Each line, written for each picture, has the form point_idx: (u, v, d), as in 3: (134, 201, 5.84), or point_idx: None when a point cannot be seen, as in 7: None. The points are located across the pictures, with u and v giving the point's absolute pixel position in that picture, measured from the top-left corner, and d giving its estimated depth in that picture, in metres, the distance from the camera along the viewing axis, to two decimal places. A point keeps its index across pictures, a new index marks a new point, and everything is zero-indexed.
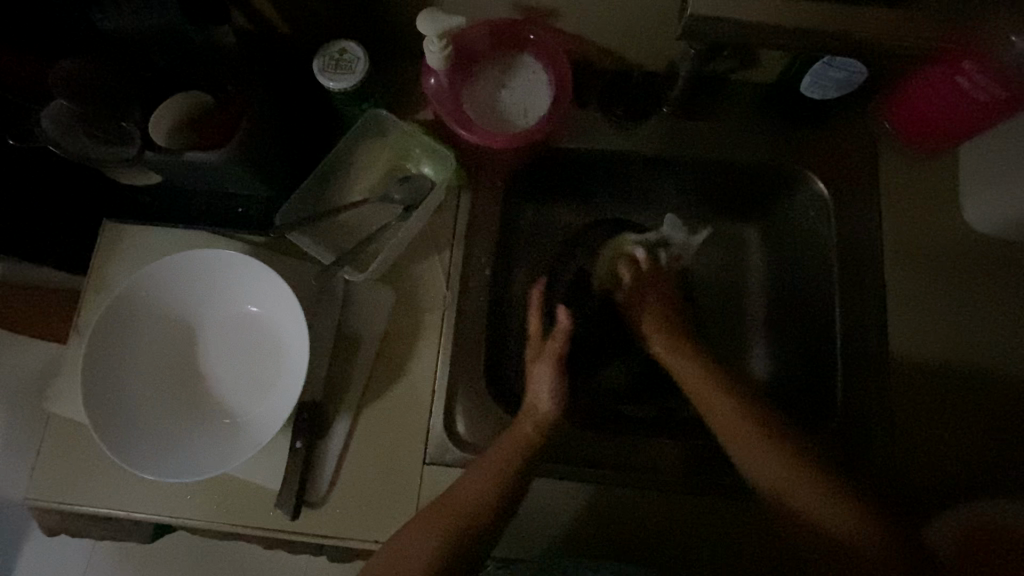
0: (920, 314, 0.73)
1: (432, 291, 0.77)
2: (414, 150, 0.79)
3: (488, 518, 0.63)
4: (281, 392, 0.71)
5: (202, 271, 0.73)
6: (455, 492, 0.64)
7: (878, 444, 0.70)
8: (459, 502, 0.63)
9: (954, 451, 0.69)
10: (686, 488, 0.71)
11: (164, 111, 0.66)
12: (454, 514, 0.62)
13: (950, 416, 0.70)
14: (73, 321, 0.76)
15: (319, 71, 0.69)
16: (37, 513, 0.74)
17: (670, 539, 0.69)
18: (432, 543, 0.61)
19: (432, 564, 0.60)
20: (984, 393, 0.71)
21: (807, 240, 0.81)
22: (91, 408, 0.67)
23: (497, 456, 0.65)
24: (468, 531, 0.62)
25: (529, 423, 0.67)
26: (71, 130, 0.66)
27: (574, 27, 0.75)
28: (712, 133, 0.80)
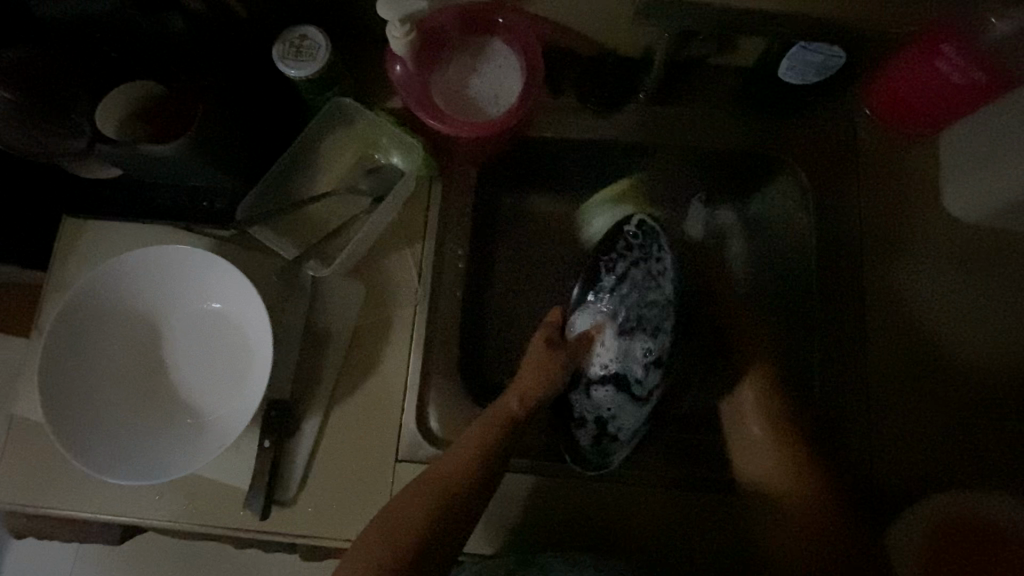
0: (895, 309, 0.73)
1: (404, 286, 0.75)
2: (382, 140, 0.77)
3: (474, 485, 0.63)
4: (247, 390, 0.69)
5: (163, 268, 0.71)
6: (443, 460, 0.65)
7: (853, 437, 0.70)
8: (446, 467, 0.64)
9: (926, 440, 0.69)
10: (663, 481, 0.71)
11: (114, 102, 0.64)
12: (440, 477, 0.63)
13: (920, 406, 0.70)
14: (33, 319, 0.74)
15: (279, 59, 0.67)
16: (2, 516, 0.73)
17: (641, 531, 0.70)
18: (425, 506, 0.61)
19: (424, 525, 0.60)
20: (958, 382, 0.70)
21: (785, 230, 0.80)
22: (48, 410, 0.66)
23: (482, 427, 0.66)
24: (453, 495, 0.62)
25: (512, 397, 0.70)
26: (26, 130, 0.66)
27: (548, 12, 0.73)
28: (689, 121, 0.79)
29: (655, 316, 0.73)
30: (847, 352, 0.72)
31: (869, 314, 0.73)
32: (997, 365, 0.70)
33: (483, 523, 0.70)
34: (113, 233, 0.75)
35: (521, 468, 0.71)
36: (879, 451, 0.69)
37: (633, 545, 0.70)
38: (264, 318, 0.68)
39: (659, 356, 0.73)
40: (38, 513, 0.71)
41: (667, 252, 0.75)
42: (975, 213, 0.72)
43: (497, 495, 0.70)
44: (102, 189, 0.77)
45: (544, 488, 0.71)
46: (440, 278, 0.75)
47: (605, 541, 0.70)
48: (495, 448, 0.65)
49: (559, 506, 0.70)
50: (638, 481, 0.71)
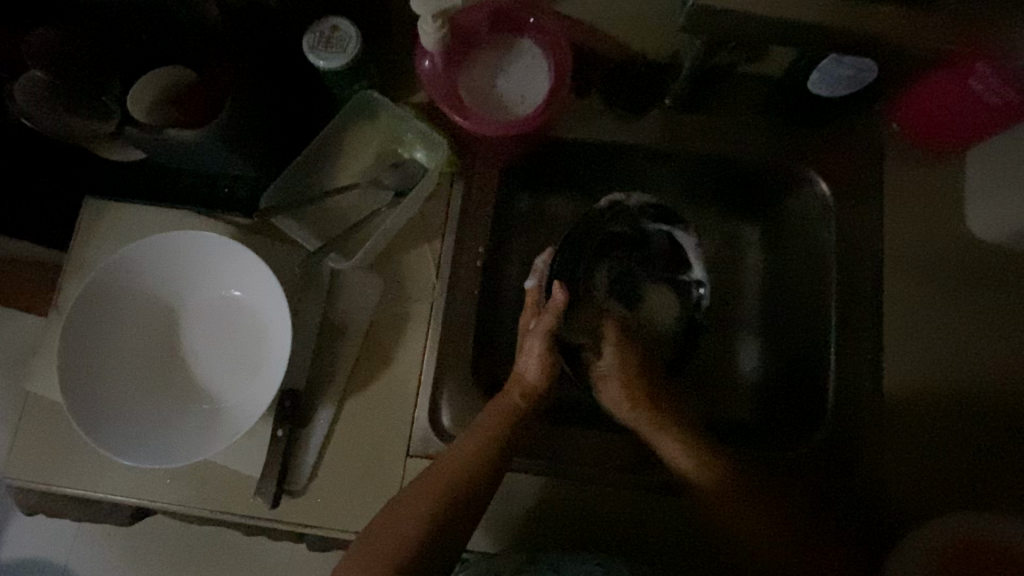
0: (917, 327, 0.71)
1: (422, 281, 0.75)
2: (406, 135, 0.76)
3: (473, 487, 0.64)
4: (263, 379, 0.70)
5: (185, 252, 0.71)
6: (447, 456, 0.66)
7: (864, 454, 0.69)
8: (448, 465, 0.65)
9: (941, 461, 0.68)
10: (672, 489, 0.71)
11: (147, 85, 0.63)
12: (440, 479, 0.64)
13: (936, 428, 0.69)
14: (52, 298, 0.74)
15: (308, 49, 0.67)
16: (14, 493, 0.73)
17: (649, 538, 0.70)
18: (423, 509, 0.62)
19: (424, 533, 0.61)
20: (976, 405, 0.70)
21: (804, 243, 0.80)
22: (66, 389, 0.66)
23: (484, 423, 0.67)
24: (455, 496, 0.63)
25: (514, 390, 0.70)
26: (41, 100, 0.63)
27: (578, 12, 0.72)
28: (713, 127, 0.78)
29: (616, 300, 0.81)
30: (860, 367, 0.72)
31: (886, 329, 0.72)
32: (1017, 389, 0.70)
33: (496, 518, 0.71)
34: (133, 216, 0.75)
35: (530, 468, 0.71)
36: (893, 466, 0.69)
37: (640, 551, 0.70)
38: (282, 306, 0.68)
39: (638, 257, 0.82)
40: (50, 491, 0.72)
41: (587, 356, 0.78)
42: (1000, 235, 0.72)
43: (505, 494, 0.71)
44: (128, 172, 0.77)
45: (552, 489, 0.71)
46: (457, 275, 0.75)
47: (612, 546, 0.70)
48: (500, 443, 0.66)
49: (570, 503, 0.71)
50: (646, 486, 0.71)
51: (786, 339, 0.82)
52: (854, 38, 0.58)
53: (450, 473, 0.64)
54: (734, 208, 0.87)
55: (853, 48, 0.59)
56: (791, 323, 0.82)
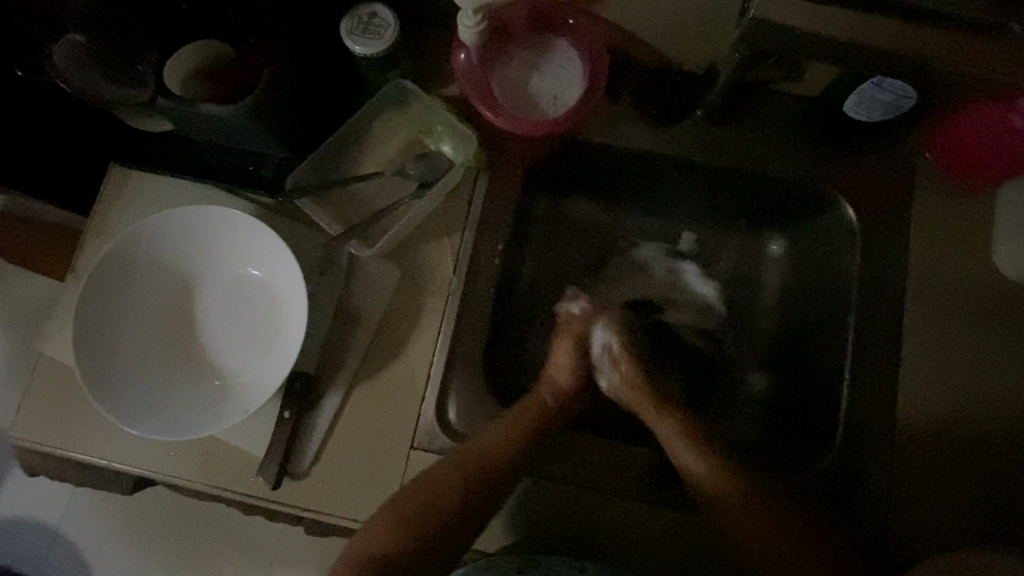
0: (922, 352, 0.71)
1: (440, 274, 0.75)
2: (435, 127, 0.77)
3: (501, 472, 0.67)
4: (276, 359, 0.70)
5: (207, 227, 0.71)
6: (473, 442, 0.68)
7: (873, 484, 0.68)
8: (477, 451, 0.67)
9: (951, 498, 0.68)
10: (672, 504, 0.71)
11: (185, 58, 0.64)
12: (469, 461, 0.67)
13: (947, 465, 0.68)
14: (73, 262, 0.75)
15: (346, 33, 0.66)
16: (19, 454, 0.74)
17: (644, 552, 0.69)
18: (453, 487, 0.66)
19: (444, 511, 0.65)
20: (990, 445, 0.69)
21: (826, 266, 0.80)
22: (81, 354, 0.66)
23: (514, 417, 0.70)
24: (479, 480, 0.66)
25: (543, 393, 0.73)
26: (83, 66, 0.60)
27: (617, 15, 0.72)
28: (744, 142, 0.78)
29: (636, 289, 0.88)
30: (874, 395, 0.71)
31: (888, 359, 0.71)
32: None
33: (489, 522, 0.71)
34: (157, 188, 0.75)
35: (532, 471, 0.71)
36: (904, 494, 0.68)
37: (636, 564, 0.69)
38: (300, 288, 0.68)
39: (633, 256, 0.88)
40: (55, 454, 0.72)
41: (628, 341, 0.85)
42: None
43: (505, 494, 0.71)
44: (155, 142, 0.78)
45: (552, 493, 0.71)
46: (474, 272, 0.75)
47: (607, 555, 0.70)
48: (528, 436, 0.68)
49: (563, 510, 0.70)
50: (646, 498, 0.71)
51: (800, 363, 0.81)
52: (902, 64, 0.57)
53: (475, 459, 0.67)
54: (755, 224, 0.87)
55: (899, 74, 0.58)
56: (806, 346, 0.81)
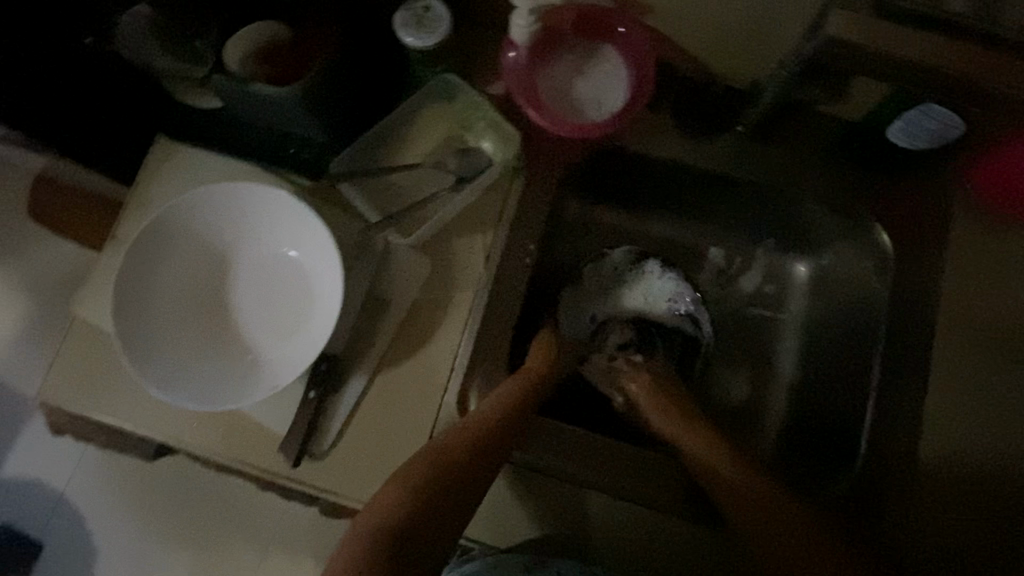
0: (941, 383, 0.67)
1: (470, 269, 0.76)
2: (476, 123, 0.76)
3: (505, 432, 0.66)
4: (305, 340, 0.71)
5: (247, 205, 0.72)
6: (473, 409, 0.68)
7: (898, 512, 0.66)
8: (479, 416, 0.67)
9: None
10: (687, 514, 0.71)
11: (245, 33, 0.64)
12: (473, 424, 0.66)
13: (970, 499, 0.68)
14: (114, 230, 0.77)
15: (400, 24, 0.67)
16: (45, 412, 0.75)
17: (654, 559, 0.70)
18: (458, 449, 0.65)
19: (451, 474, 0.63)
20: None
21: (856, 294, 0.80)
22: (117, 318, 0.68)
23: (512, 384, 0.70)
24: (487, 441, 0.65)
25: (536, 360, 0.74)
26: (144, 34, 0.66)
27: (666, 25, 0.72)
28: (782, 161, 0.78)
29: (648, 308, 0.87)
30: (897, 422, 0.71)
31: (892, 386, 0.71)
32: None
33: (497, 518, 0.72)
34: (200, 162, 0.77)
35: (549, 470, 0.72)
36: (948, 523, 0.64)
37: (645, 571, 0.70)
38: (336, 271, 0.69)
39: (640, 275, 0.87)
40: (82, 416, 0.74)
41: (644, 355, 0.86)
42: None
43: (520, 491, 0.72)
44: (200, 119, 0.79)
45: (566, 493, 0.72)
46: (505, 267, 0.75)
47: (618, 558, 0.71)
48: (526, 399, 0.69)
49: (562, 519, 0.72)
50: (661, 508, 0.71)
51: (822, 387, 0.81)
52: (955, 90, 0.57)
53: (480, 422, 0.66)
54: (786, 243, 0.86)
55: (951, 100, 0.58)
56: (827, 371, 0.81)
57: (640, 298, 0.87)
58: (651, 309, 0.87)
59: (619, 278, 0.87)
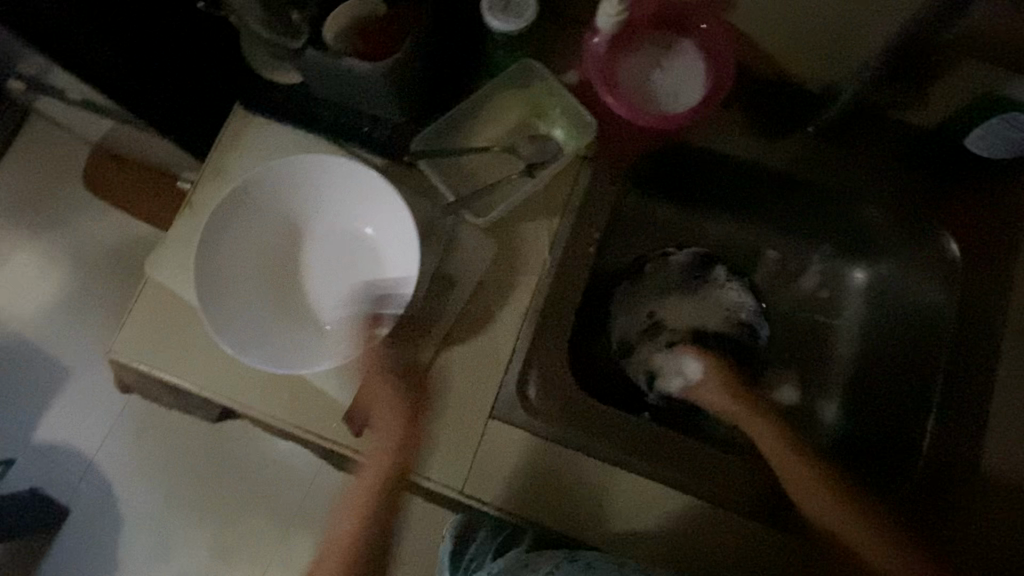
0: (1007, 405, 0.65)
1: (535, 254, 0.77)
2: (551, 111, 0.78)
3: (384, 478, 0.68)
4: (374, 311, 0.72)
5: (325, 178, 0.74)
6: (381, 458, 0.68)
7: (954, 523, 0.66)
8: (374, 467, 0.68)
9: None
10: (740, 507, 0.71)
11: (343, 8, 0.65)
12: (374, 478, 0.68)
13: None
14: (190, 196, 0.79)
15: (487, 8, 0.68)
16: (114, 369, 0.78)
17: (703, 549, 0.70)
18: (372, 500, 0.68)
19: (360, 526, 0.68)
20: None
21: (917, 307, 0.79)
22: (199, 279, 0.70)
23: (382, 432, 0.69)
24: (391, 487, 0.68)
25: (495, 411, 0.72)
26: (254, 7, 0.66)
27: (748, 24, 0.72)
28: (852, 165, 0.78)
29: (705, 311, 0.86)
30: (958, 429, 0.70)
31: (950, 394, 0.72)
32: None
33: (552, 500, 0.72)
34: (279, 136, 0.80)
35: (605, 455, 0.72)
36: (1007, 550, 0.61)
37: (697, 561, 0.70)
38: (412, 248, 0.71)
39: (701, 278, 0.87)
40: (151, 375, 0.76)
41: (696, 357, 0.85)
42: None
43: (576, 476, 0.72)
44: (277, 93, 0.81)
45: (619, 479, 0.72)
46: (569, 254, 0.76)
47: (668, 550, 0.70)
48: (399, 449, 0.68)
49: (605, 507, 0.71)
50: (716, 500, 0.71)
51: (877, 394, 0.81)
52: None
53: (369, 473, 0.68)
54: (845, 249, 0.86)
55: None
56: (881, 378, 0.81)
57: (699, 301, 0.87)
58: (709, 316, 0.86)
59: (676, 281, 0.87)
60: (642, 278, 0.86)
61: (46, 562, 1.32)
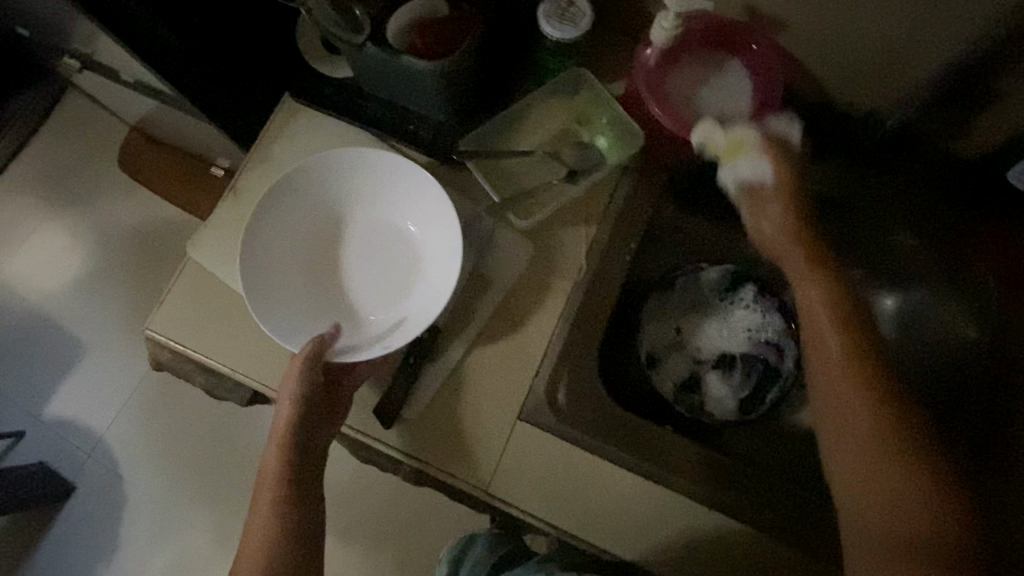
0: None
1: (570, 260, 0.77)
2: (597, 120, 0.79)
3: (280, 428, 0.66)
4: (415, 304, 0.73)
5: (372, 169, 0.75)
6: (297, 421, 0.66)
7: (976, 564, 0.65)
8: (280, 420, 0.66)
9: None
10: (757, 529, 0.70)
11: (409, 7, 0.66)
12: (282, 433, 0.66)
13: None
14: (235, 183, 0.80)
15: (543, 16, 0.70)
16: (149, 346, 0.79)
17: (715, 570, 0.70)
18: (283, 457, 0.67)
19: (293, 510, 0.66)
20: None
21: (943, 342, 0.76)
22: (247, 262, 0.71)
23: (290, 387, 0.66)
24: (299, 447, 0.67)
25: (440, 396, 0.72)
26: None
27: (799, 47, 0.73)
28: (891, 192, 0.78)
29: (728, 331, 0.87)
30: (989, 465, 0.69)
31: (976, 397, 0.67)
32: None
33: (572, 508, 0.71)
34: (326, 128, 0.81)
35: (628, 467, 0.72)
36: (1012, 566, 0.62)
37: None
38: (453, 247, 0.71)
39: (727, 298, 0.87)
40: (185, 354, 0.77)
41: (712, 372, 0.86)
42: None
43: (598, 485, 0.72)
44: (327, 87, 0.82)
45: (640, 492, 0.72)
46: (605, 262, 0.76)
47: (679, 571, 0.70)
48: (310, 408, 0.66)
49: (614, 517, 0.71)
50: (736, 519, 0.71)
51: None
52: None
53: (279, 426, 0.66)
54: None
55: None
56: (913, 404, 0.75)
57: (722, 321, 0.87)
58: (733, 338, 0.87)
59: (702, 298, 0.87)
60: (670, 295, 0.87)
61: (52, 532, 1.33)
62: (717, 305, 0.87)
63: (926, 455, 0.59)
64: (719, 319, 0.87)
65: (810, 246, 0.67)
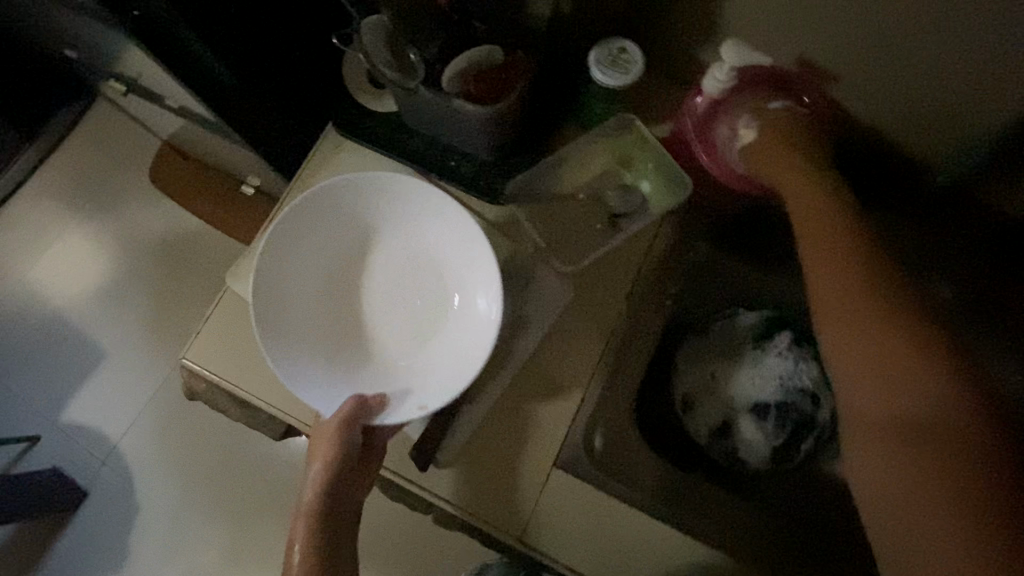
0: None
1: (610, 304, 0.76)
2: (640, 163, 0.78)
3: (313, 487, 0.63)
4: (448, 345, 0.74)
5: (411, 203, 0.73)
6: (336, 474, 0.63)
7: None
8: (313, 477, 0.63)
9: None
10: None
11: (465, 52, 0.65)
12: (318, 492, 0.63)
13: None
14: (276, 213, 0.81)
15: (595, 62, 0.70)
16: (183, 374, 0.78)
17: None
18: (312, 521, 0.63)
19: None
20: None
21: None
22: (263, 291, 0.69)
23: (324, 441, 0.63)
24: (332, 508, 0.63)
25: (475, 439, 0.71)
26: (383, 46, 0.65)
27: (849, 100, 0.73)
28: (934, 246, 0.77)
29: (764, 376, 0.82)
30: None
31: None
32: None
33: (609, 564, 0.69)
34: (367, 160, 0.81)
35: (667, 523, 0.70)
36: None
37: None
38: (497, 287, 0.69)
39: (763, 341, 0.83)
40: (219, 385, 0.76)
41: (747, 419, 0.81)
42: None
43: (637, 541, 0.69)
44: (373, 120, 0.83)
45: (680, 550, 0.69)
46: None
47: None
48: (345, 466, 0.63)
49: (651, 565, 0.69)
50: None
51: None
52: None
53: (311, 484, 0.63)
54: None
55: None
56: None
57: (758, 364, 0.83)
58: (766, 385, 0.82)
59: (736, 341, 0.84)
60: (707, 334, 0.85)
61: (63, 544, 1.33)
62: (751, 347, 0.83)
63: (969, 410, 0.52)
64: (754, 363, 0.83)
65: (846, 225, 0.64)
